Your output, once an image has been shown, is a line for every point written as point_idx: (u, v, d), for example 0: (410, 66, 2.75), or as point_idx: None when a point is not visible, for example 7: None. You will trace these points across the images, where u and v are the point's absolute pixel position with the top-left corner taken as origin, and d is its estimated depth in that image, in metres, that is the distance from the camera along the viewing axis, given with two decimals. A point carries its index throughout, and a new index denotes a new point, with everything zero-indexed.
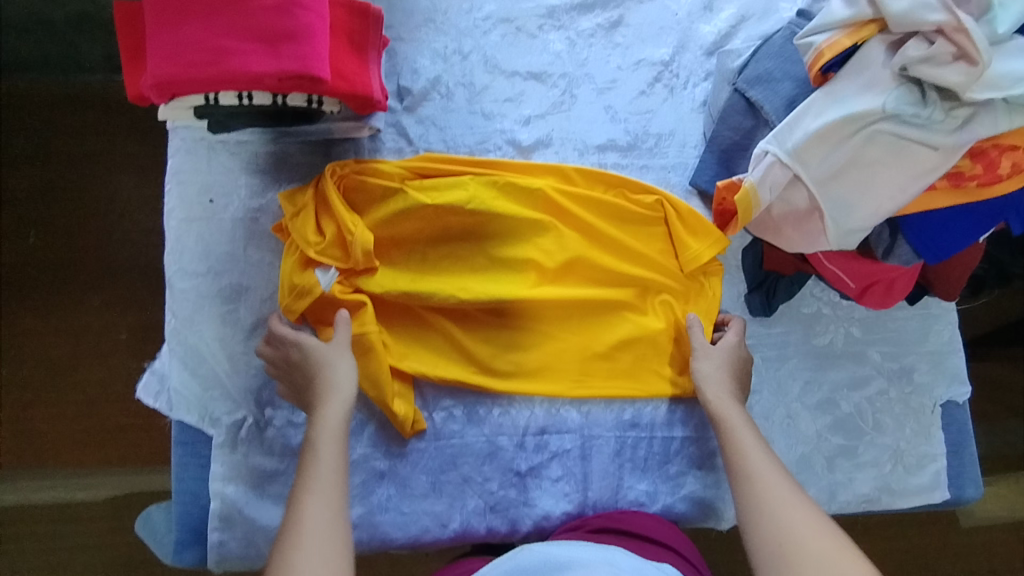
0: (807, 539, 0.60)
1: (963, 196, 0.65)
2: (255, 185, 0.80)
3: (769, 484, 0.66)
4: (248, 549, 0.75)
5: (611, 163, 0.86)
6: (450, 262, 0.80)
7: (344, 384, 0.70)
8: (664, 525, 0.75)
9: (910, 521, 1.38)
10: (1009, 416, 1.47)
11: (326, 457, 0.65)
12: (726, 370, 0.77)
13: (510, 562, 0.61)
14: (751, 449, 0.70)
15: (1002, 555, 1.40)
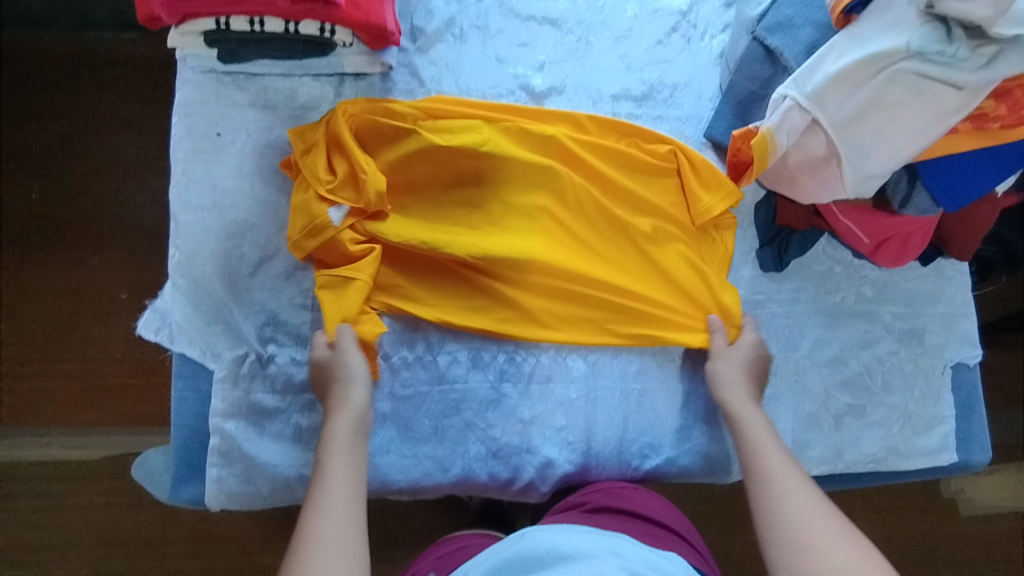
0: (826, 542, 0.58)
1: (986, 138, 0.64)
2: (264, 121, 0.79)
3: (789, 488, 0.64)
4: (246, 485, 0.74)
5: (625, 113, 0.85)
6: (461, 207, 0.79)
7: (351, 390, 0.70)
8: (661, 504, 0.74)
9: (911, 507, 1.37)
10: (1014, 405, 1.45)
11: (335, 466, 0.64)
12: (745, 375, 0.77)
13: (508, 549, 0.60)
14: (767, 452, 0.68)
15: (1000, 545, 1.39)
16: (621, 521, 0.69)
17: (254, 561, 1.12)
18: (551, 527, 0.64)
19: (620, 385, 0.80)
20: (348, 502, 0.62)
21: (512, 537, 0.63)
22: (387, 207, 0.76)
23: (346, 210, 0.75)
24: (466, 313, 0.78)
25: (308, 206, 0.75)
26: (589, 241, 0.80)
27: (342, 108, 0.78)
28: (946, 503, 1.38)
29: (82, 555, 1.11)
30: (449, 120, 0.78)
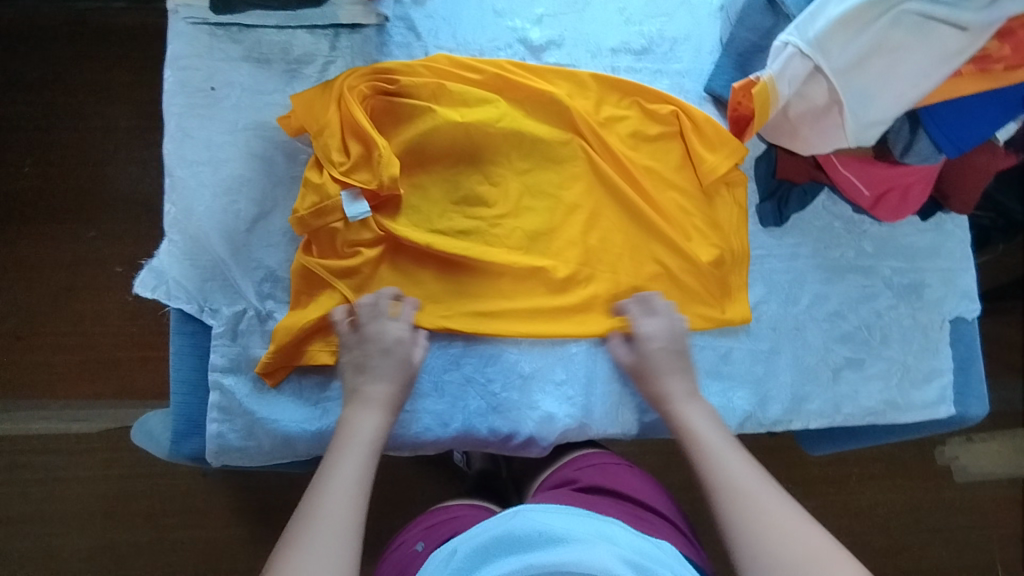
0: (784, 541, 0.58)
1: (990, 81, 0.63)
2: (259, 76, 0.78)
3: (741, 487, 0.63)
4: (248, 441, 0.73)
5: (624, 67, 0.84)
6: (478, 180, 0.78)
7: (394, 385, 0.71)
8: (651, 486, 0.76)
9: (907, 473, 1.39)
10: (1011, 375, 1.45)
11: (343, 465, 0.63)
12: (671, 365, 0.75)
13: (499, 527, 0.60)
14: (727, 452, 0.67)
15: (995, 511, 1.41)
16: (609, 504, 0.70)
17: (255, 530, 1.13)
18: (543, 506, 0.64)
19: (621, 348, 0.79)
20: (353, 503, 0.60)
21: (502, 515, 0.62)
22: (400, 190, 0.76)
23: (361, 201, 0.73)
24: (467, 313, 0.76)
25: (321, 185, 0.73)
26: (614, 223, 0.81)
27: (356, 84, 0.76)
28: (940, 469, 1.40)
29: (84, 527, 1.12)
30: (466, 91, 0.77)
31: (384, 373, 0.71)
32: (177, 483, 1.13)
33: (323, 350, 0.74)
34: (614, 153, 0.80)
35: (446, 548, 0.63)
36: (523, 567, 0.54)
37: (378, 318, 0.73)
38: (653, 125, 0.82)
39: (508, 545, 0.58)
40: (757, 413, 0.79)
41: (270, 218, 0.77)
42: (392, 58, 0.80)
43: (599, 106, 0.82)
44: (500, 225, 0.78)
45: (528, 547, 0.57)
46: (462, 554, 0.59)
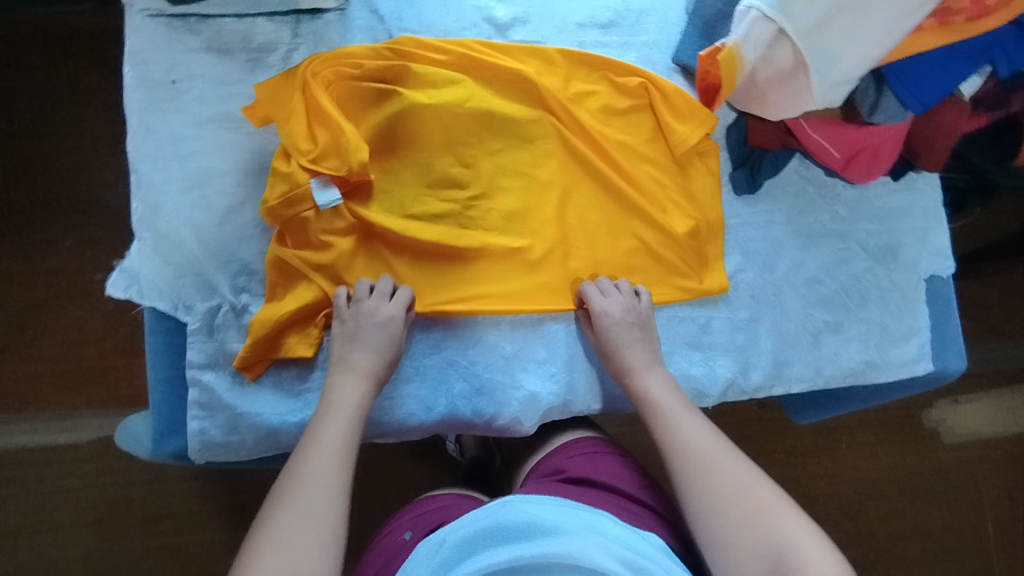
0: (728, 505, 0.60)
1: (951, 33, 0.63)
2: (220, 66, 0.77)
3: (695, 454, 0.65)
4: (231, 436, 0.72)
5: (592, 42, 0.83)
6: (449, 162, 0.77)
7: (380, 357, 0.71)
8: (633, 473, 0.75)
9: (896, 438, 1.41)
10: (995, 335, 1.47)
11: (330, 434, 0.65)
12: (626, 340, 0.74)
13: (487, 518, 0.59)
14: (691, 433, 0.67)
15: (983, 471, 1.43)
16: (598, 495, 0.70)
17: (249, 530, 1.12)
18: (533, 498, 0.64)
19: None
20: (336, 470, 0.62)
21: (492, 506, 0.62)
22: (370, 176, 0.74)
23: (331, 189, 0.72)
24: (444, 299, 0.76)
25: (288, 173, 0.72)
26: (588, 200, 0.81)
27: (320, 69, 0.75)
28: (928, 432, 1.42)
29: (77, 537, 1.11)
30: (433, 72, 0.76)
31: (371, 345, 0.71)
32: (169, 489, 1.12)
33: (302, 342, 0.74)
34: (587, 129, 0.80)
35: (435, 539, 0.62)
36: (512, 558, 0.53)
37: (374, 296, 0.72)
38: (623, 99, 0.82)
39: (497, 535, 0.57)
40: (738, 380, 0.80)
41: (242, 210, 0.75)
42: (356, 42, 0.79)
43: (567, 82, 0.81)
44: (475, 208, 0.77)
45: (519, 537, 0.56)
46: (452, 545, 0.59)
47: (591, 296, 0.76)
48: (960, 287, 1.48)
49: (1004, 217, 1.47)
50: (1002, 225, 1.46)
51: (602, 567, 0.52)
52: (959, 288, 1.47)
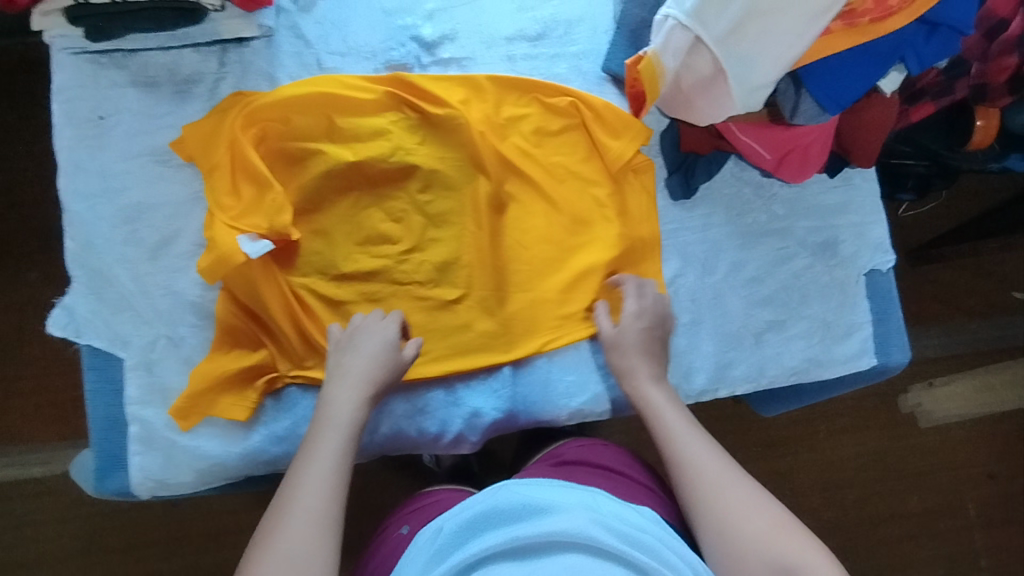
0: (746, 522, 0.61)
1: (859, 35, 0.63)
2: (147, 100, 0.77)
3: (704, 470, 0.66)
4: (170, 469, 0.73)
5: (521, 55, 0.83)
6: (381, 217, 0.78)
7: (374, 364, 0.70)
8: (628, 458, 0.79)
9: (872, 425, 1.41)
10: (967, 317, 1.46)
11: (320, 455, 0.64)
12: (636, 343, 0.75)
13: (482, 502, 0.59)
14: (703, 456, 0.67)
15: (960, 452, 1.43)
16: (588, 475, 0.73)
17: (220, 556, 1.11)
18: (528, 482, 0.63)
19: (545, 362, 0.80)
20: (325, 496, 0.62)
21: (488, 492, 0.61)
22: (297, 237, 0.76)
23: (263, 240, 0.73)
24: None
25: (212, 235, 0.72)
26: (524, 222, 0.81)
27: (245, 125, 0.75)
28: (906, 417, 1.42)
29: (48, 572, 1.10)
30: (357, 126, 0.77)
31: (363, 354, 0.71)
32: (137, 519, 1.11)
33: (238, 404, 0.74)
34: (518, 151, 0.81)
35: (431, 528, 0.62)
36: (509, 540, 0.52)
37: (374, 321, 0.73)
38: (555, 119, 0.82)
39: (493, 520, 0.56)
40: (681, 385, 0.81)
41: (172, 244, 0.75)
42: (284, 68, 0.79)
43: (498, 107, 0.81)
44: (407, 261, 0.79)
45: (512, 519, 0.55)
46: (447, 531, 0.58)
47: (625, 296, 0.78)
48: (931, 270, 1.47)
49: (969, 198, 1.47)
50: (965, 207, 1.47)
51: (597, 541, 0.51)
52: (930, 271, 1.46)
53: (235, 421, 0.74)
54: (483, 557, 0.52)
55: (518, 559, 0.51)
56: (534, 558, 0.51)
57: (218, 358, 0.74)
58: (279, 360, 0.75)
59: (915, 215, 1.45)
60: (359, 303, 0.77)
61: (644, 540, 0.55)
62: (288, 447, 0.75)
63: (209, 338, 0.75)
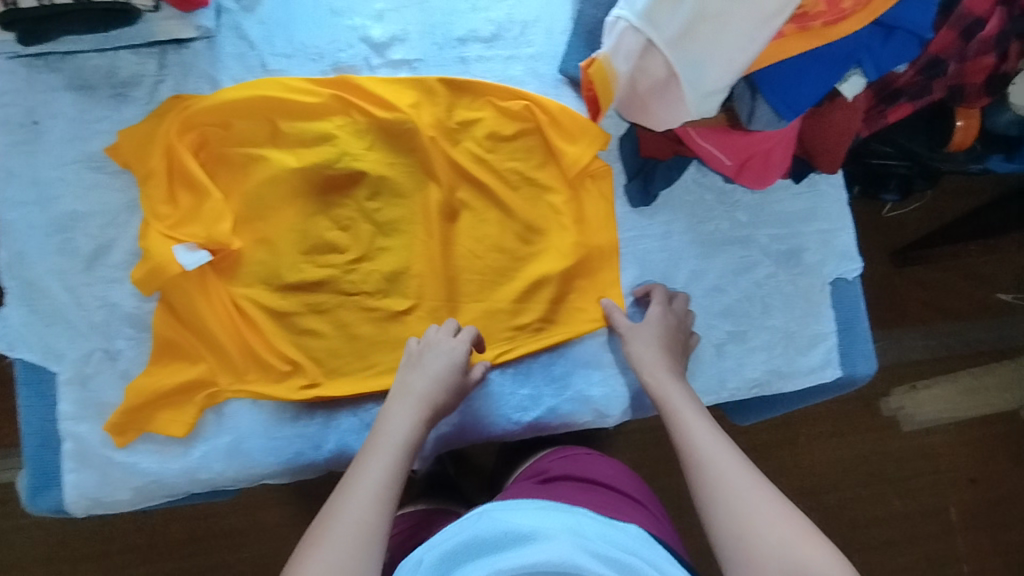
0: (767, 529, 0.57)
1: (812, 38, 0.61)
2: (82, 104, 0.74)
3: (721, 472, 0.62)
4: (106, 488, 0.71)
5: (474, 57, 0.80)
6: (327, 225, 0.76)
7: (437, 386, 0.70)
8: (620, 474, 0.77)
9: (851, 428, 1.38)
10: (951, 319, 1.43)
11: (371, 469, 0.63)
12: (662, 349, 0.74)
13: (466, 531, 0.56)
14: (723, 464, 0.63)
15: (943, 457, 1.40)
16: (582, 490, 0.71)
17: (180, 565, 1.09)
18: (509, 505, 0.61)
19: (499, 374, 0.78)
20: (377, 509, 0.60)
21: (469, 518, 0.59)
22: (238, 246, 0.73)
23: (201, 250, 0.70)
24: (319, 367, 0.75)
25: (147, 245, 0.69)
26: (476, 229, 0.78)
27: (184, 131, 0.72)
28: (887, 420, 1.39)
29: None
30: (302, 130, 0.75)
31: (429, 373, 0.70)
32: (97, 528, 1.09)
33: (176, 419, 0.72)
34: (471, 157, 0.78)
35: (411, 559, 0.58)
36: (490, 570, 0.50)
37: (441, 334, 0.73)
38: (510, 124, 0.79)
39: (474, 547, 0.54)
40: (637, 399, 0.79)
41: (108, 254, 0.73)
42: (226, 71, 0.76)
43: (451, 110, 0.78)
44: (355, 270, 0.76)
45: (497, 549, 0.53)
46: (427, 564, 0.55)
47: (651, 298, 0.77)
48: (915, 272, 1.42)
49: (954, 197, 1.43)
50: (952, 207, 1.42)
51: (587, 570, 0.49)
52: (913, 272, 1.42)
53: (173, 437, 0.72)
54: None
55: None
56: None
57: (157, 372, 0.72)
58: (220, 374, 0.73)
59: (899, 215, 1.41)
60: (303, 314, 0.75)
61: (631, 564, 0.53)
62: (228, 465, 0.73)
63: (148, 351, 0.73)
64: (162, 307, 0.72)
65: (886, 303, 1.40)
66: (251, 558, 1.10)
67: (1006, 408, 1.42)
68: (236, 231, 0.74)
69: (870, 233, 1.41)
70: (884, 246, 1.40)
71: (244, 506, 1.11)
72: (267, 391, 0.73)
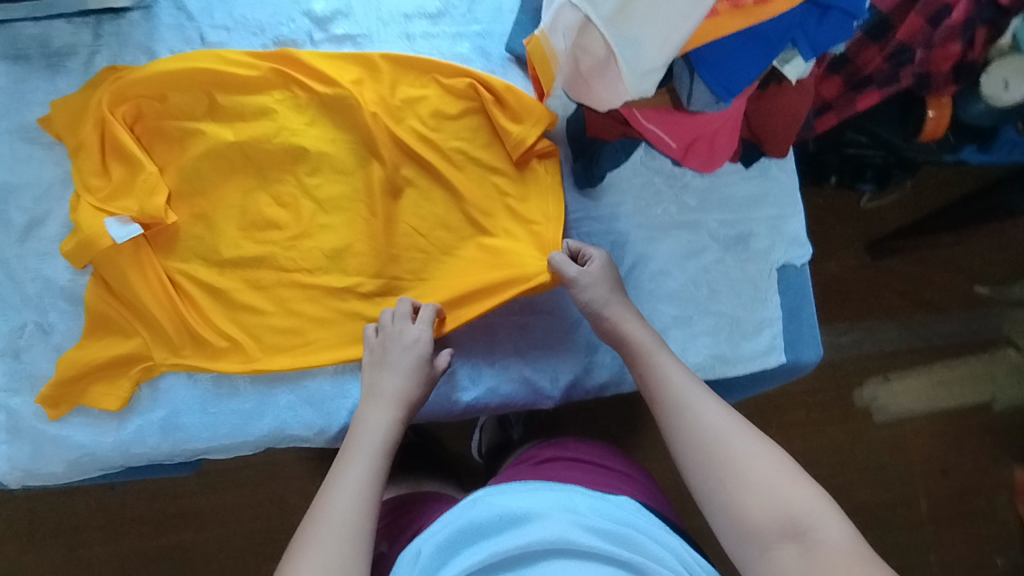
0: (750, 474, 0.56)
1: (744, 17, 0.58)
2: (16, 74, 0.73)
3: (698, 414, 0.61)
4: (38, 461, 0.71)
5: (419, 32, 0.79)
6: (266, 201, 0.75)
7: (411, 381, 0.69)
8: (603, 451, 0.74)
9: (823, 417, 1.26)
10: (929, 312, 1.31)
11: (354, 468, 0.61)
12: (618, 293, 0.72)
13: (460, 519, 0.55)
14: (701, 409, 0.62)
15: (915, 449, 1.28)
16: (570, 467, 0.69)
17: (121, 548, 1.07)
18: (504, 488, 0.60)
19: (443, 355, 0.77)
20: (364, 507, 0.59)
21: (464, 505, 0.58)
22: (174, 221, 0.73)
23: (133, 223, 0.71)
24: (252, 348, 0.74)
25: (78, 218, 0.70)
26: (418, 208, 0.77)
27: (118, 103, 0.72)
28: (860, 412, 1.27)
29: None
30: (240, 104, 0.74)
31: (400, 369, 0.69)
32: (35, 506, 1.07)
33: (111, 393, 0.72)
34: (415, 135, 0.76)
35: (411, 549, 0.57)
36: (487, 555, 0.50)
37: (398, 321, 0.71)
38: (455, 102, 0.77)
39: (468, 534, 0.53)
40: (582, 380, 0.78)
41: (41, 226, 0.72)
42: (164, 42, 0.75)
43: (394, 87, 0.77)
44: (294, 247, 0.75)
45: (494, 533, 0.53)
46: (425, 554, 0.54)
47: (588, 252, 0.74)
48: (891, 263, 1.31)
49: (939, 179, 1.32)
50: (932, 197, 1.32)
51: (583, 547, 0.49)
52: (883, 263, 1.30)
53: (108, 410, 0.72)
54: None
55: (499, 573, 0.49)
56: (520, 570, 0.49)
57: (92, 346, 0.72)
58: (155, 349, 0.72)
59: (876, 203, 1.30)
60: (240, 290, 0.74)
61: (630, 536, 0.52)
62: (162, 440, 0.72)
63: (82, 325, 0.73)
64: (96, 280, 0.72)
65: (862, 298, 1.29)
66: (192, 543, 1.08)
67: (980, 401, 1.29)
68: (172, 206, 0.74)
69: (848, 224, 1.30)
70: (862, 236, 1.29)
71: (185, 491, 1.08)
72: (204, 364, 0.73)
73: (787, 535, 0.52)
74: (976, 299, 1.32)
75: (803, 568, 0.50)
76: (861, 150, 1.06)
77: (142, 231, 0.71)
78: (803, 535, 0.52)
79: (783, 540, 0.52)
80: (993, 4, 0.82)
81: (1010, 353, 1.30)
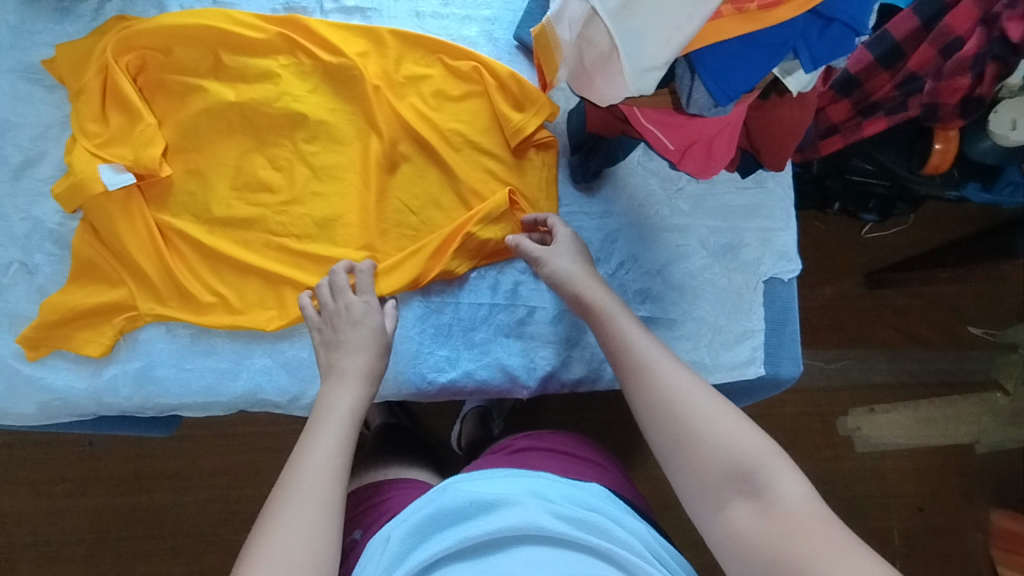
0: (705, 428, 0.54)
1: (749, 22, 0.56)
2: (30, 16, 0.77)
3: (656, 369, 0.59)
4: (9, 400, 0.71)
5: (428, 12, 0.80)
6: (262, 163, 0.76)
7: (373, 355, 0.66)
8: (579, 443, 0.74)
9: (802, 442, 1.23)
10: (921, 347, 1.28)
11: (324, 436, 0.59)
12: (581, 259, 0.70)
13: (433, 504, 0.54)
14: (661, 368, 0.59)
15: (895, 485, 1.24)
16: (541, 457, 0.69)
17: (85, 502, 1.07)
18: (475, 476, 0.59)
19: (420, 332, 0.77)
20: (335, 473, 0.57)
21: (434, 491, 0.57)
22: (168, 174, 0.74)
23: (127, 172, 0.72)
24: (230, 308, 0.74)
25: (73, 161, 0.71)
26: (411, 185, 0.77)
27: (122, 53, 0.74)
28: (841, 441, 1.24)
29: None
30: (245, 65, 0.75)
31: (360, 347, 0.66)
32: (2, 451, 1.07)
33: (94, 340, 0.71)
34: (415, 112, 0.77)
35: (381, 535, 0.55)
36: (458, 539, 0.48)
37: (339, 294, 0.70)
38: (457, 84, 0.78)
39: (440, 520, 0.51)
40: (557, 373, 0.78)
41: (36, 166, 0.74)
42: None
43: (398, 63, 0.78)
44: (285, 212, 0.75)
45: (464, 518, 0.51)
46: (399, 537, 0.53)
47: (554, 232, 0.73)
48: (886, 293, 1.29)
49: (943, 214, 1.30)
50: (935, 231, 1.30)
51: (552, 532, 0.48)
52: (879, 292, 1.28)
53: (87, 356, 0.72)
54: (433, 560, 0.48)
55: (470, 559, 0.47)
56: (489, 557, 0.47)
57: (76, 291, 0.72)
58: (139, 298, 0.72)
59: (877, 234, 1.29)
60: (226, 249, 0.74)
61: (600, 523, 0.51)
62: (135, 392, 0.72)
63: (66, 268, 0.74)
64: (85, 225, 0.73)
65: (852, 324, 1.27)
66: (160, 504, 1.07)
67: (962, 441, 1.26)
68: (168, 159, 0.75)
69: (845, 252, 1.28)
70: (859, 264, 1.28)
71: (157, 451, 1.08)
72: (185, 318, 0.73)
73: (744, 491, 0.51)
74: (970, 339, 1.29)
75: (758, 526, 0.49)
76: (866, 179, 1.04)
77: (134, 181, 0.73)
78: (758, 491, 0.50)
79: (739, 498, 0.51)
80: (1006, 39, 0.76)
81: (997, 397, 1.27)
